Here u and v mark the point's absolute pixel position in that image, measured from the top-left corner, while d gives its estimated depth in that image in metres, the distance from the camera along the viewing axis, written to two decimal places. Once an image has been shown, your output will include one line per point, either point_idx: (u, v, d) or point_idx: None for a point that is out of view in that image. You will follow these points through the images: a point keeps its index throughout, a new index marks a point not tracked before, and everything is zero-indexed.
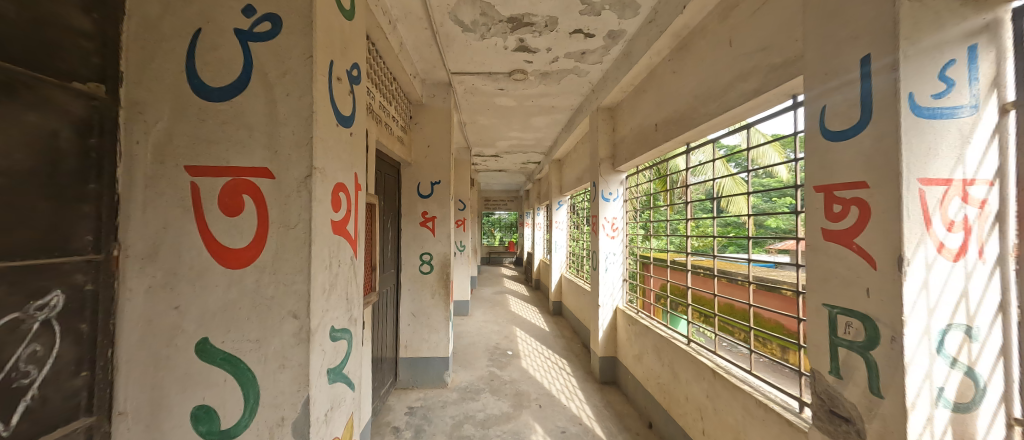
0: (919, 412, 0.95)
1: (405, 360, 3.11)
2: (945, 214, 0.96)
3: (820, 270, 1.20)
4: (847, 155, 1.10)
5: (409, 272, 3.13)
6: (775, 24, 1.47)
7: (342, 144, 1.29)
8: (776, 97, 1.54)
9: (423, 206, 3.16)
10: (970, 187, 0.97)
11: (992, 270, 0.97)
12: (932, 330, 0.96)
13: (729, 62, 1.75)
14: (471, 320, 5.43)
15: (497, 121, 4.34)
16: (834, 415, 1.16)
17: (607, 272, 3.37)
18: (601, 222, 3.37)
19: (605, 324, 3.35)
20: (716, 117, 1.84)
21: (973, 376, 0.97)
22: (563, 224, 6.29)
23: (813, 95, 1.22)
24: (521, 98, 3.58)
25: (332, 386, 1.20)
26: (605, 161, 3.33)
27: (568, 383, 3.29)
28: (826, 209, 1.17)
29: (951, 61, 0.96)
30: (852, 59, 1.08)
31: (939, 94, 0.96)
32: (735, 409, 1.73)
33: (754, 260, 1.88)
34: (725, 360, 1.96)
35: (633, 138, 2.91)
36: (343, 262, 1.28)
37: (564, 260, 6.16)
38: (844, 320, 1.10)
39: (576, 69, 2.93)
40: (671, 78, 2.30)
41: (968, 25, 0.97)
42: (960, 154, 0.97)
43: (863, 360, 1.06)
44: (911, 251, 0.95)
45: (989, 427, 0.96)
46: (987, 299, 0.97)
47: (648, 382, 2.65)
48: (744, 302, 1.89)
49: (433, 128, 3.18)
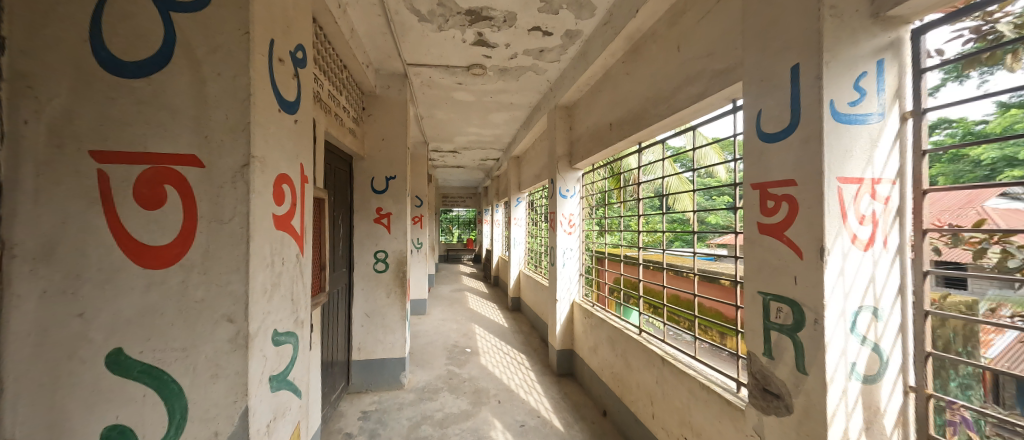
0: (837, 385, 1.07)
1: (358, 363, 2.97)
2: (858, 209, 1.09)
3: (755, 261, 1.31)
4: (779, 156, 1.21)
5: (362, 271, 2.99)
6: (718, 33, 1.58)
7: (286, 132, 1.19)
8: (718, 101, 1.66)
9: (377, 201, 3.02)
10: (877, 186, 1.11)
11: (893, 258, 1.12)
12: (847, 312, 1.09)
13: (677, 67, 1.85)
14: (429, 319, 5.30)
15: (455, 116, 4.27)
16: (767, 393, 1.27)
17: (564, 267, 3.43)
18: (559, 219, 3.43)
19: (562, 317, 3.42)
20: (665, 118, 1.95)
21: (879, 351, 1.11)
22: (521, 220, 6.34)
23: (751, 100, 1.33)
24: (480, 94, 3.55)
25: (276, 395, 1.11)
26: (562, 159, 3.40)
27: (527, 377, 3.33)
28: (761, 205, 1.28)
29: (864, 73, 1.09)
30: (783, 68, 1.19)
31: (854, 102, 1.08)
32: (681, 393, 1.85)
33: (698, 253, 2.01)
34: (673, 347, 2.09)
35: (589, 136, 3.00)
36: (287, 260, 1.18)
37: (522, 256, 6.23)
38: (776, 305, 1.22)
39: (534, 67, 2.96)
40: (624, 80, 2.40)
41: (877, 42, 1.10)
42: (870, 156, 1.10)
43: (790, 341, 1.18)
44: (831, 242, 1.07)
45: (889, 395, 1.11)
46: (889, 283, 1.12)
47: (603, 373, 2.76)
48: (689, 292, 2.03)
49: (387, 120, 3.04)
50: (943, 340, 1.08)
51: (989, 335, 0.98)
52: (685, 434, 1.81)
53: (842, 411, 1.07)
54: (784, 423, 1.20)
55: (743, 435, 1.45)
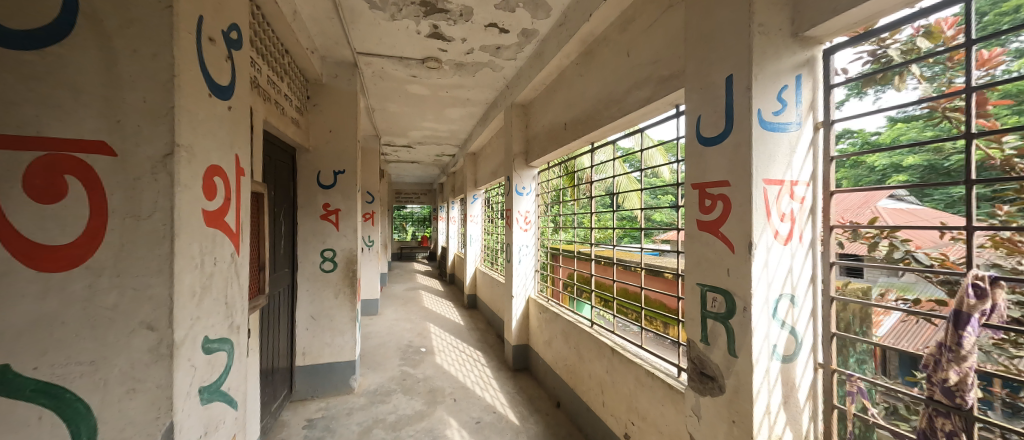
0: (761, 365, 1.20)
1: (303, 368, 2.79)
2: (779, 207, 1.22)
3: (695, 254, 1.42)
4: (716, 159, 1.33)
5: (307, 271, 2.80)
6: (663, 42, 1.68)
7: (218, 119, 1.08)
8: (663, 106, 1.77)
9: (323, 197, 2.85)
10: (795, 187, 1.24)
11: (807, 251, 1.27)
12: (770, 299, 1.21)
13: (627, 71, 1.95)
14: (381, 319, 5.11)
15: (409, 109, 4.13)
16: (703, 376, 1.39)
17: (520, 264, 3.47)
18: (515, 216, 3.46)
19: (518, 313, 3.47)
20: (616, 120, 2.04)
21: (795, 333, 1.25)
22: (478, 217, 6.25)
23: (692, 106, 1.44)
24: (435, 88, 3.47)
25: (207, 407, 1.01)
26: (518, 157, 3.43)
27: (483, 373, 3.33)
28: (700, 204, 1.40)
29: (784, 86, 1.22)
30: (719, 78, 1.30)
31: (777, 111, 1.21)
32: (629, 380, 1.96)
33: (644, 249, 2.14)
34: (622, 338, 2.20)
35: (545, 135, 3.05)
36: (220, 259, 1.08)
37: (478, 253, 6.20)
38: (712, 295, 1.34)
39: (490, 63, 2.95)
40: (578, 81, 2.47)
41: (796, 59, 1.23)
42: (789, 160, 1.24)
43: (723, 327, 1.30)
44: (757, 236, 1.19)
45: (803, 372, 1.26)
46: (803, 273, 1.27)
47: (557, 365, 2.84)
48: (637, 286, 2.15)
49: (334, 111, 2.86)
50: (844, 322, 1.24)
51: (880, 316, 1.19)
52: (632, 419, 1.92)
53: (765, 388, 1.20)
54: (717, 402, 1.32)
55: (683, 415, 1.58)
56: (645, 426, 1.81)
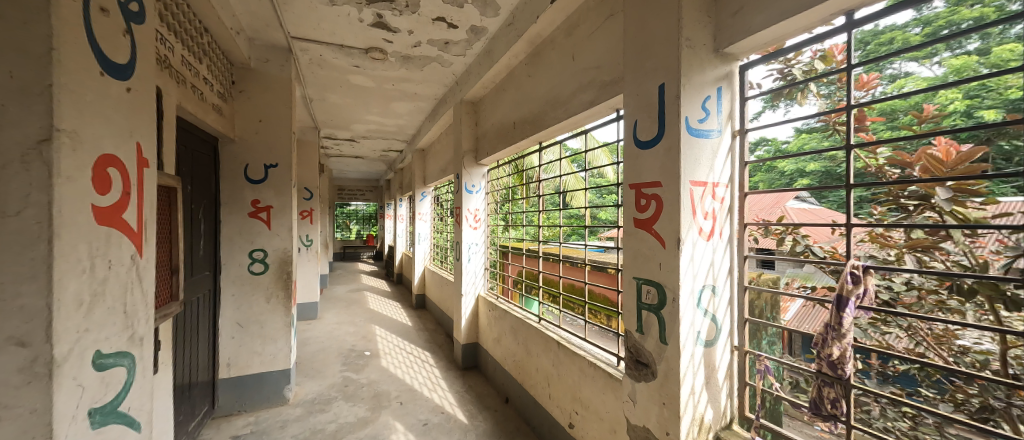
0: (687, 350, 1.31)
1: (228, 380, 2.54)
2: (703, 206, 1.33)
3: (632, 250, 1.52)
4: (650, 161, 1.43)
5: (234, 274, 2.55)
6: (604, 49, 1.77)
7: (113, 102, 0.94)
8: (604, 110, 1.86)
9: (253, 192, 2.61)
10: (717, 188, 1.37)
11: (726, 245, 1.40)
12: (695, 290, 1.33)
13: (571, 75, 2.02)
14: (321, 323, 4.79)
15: (353, 101, 3.91)
16: (639, 363, 1.49)
17: (469, 262, 3.45)
18: (464, 214, 3.43)
19: (467, 311, 3.45)
20: (562, 121, 2.11)
21: (716, 320, 1.38)
22: (427, 215, 6.10)
23: (630, 110, 1.53)
24: (380, 80, 3.32)
25: (100, 432, 0.88)
26: (468, 154, 3.40)
27: (431, 374, 3.27)
28: (637, 202, 1.49)
29: (708, 97, 1.34)
30: (652, 86, 1.40)
31: (701, 119, 1.32)
32: (573, 372, 2.04)
33: (589, 246, 2.24)
34: (567, 332, 2.28)
35: (494, 133, 3.06)
36: (116, 262, 0.94)
37: (428, 252, 6.06)
38: (646, 287, 1.45)
39: (439, 58, 2.89)
40: (526, 81, 2.52)
41: (718, 72, 1.36)
42: (711, 164, 1.36)
43: (656, 317, 1.40)
44: (684, 233, 1.29)
45: (722, 354, 1.40)
46: (723, 265, 1.40)
47: (506, 362, 2.87)
48: (582, 281, 2.24)
49: (266, 99, 2.63)
50: (757, 309, 1.39)
51: (787, 303, 1.41)
52: (576, 409, 2.00)
53: (690, 372, 1.31)
54: (650, 387, 1.43)
55: (620, 401, 1.67)
56: (588, 415, 1.90)
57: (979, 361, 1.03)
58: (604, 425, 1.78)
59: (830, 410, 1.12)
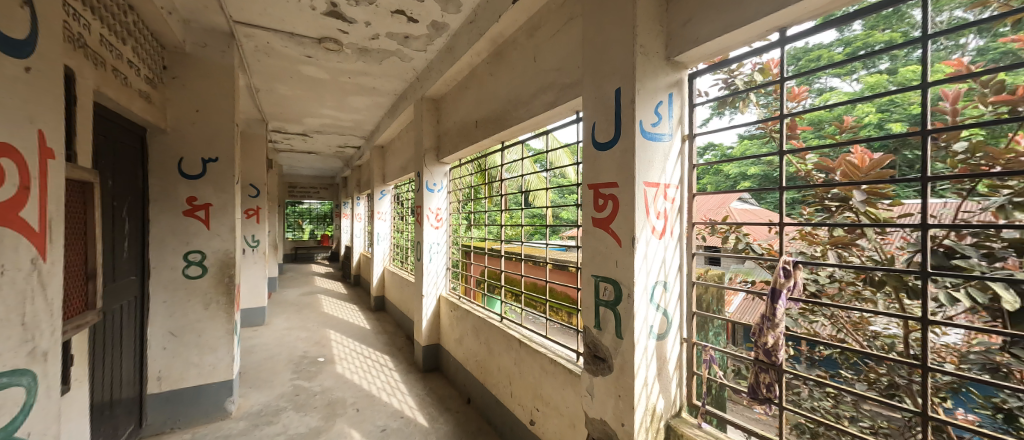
0: (640, 344, 1.36)
1: (160, 395, 2.31)
2: (656, 206, 1.40)
3: (591, 249, 1.57)
4: (607, 162, 1.48)
5: (166, 278, 2.32)
6: (563, 51, 1.81)
7: (7, 84, 0.82)
8: (564, 111, 1.90)
9: (188, 188, 2.39)
10: (668, 189, 1.44)
11: (677, 243, 1.48)
12: (648, 286, 1.39)
13: (533, 75, 2.04)
14: (269, 329, 4.49)
15: (305, 93, 3.70)
16: (597, 358, 1.54)
17: (431, 262, 3.38)
18: (425, 213, 3.35)
19: (428, 312, 3.38)
20: (523, 121, 2.13)
21: (667, 314, 1.45)
22: (386, 215, 5.91)
23: (588, 112, 1.57)
24: (335, 72, 3.16)
25: None
26: (429, 152, 3.33)
27: (390, 378, 3.17)
28: (595, 202, 1.54)
29: (660, 102, 1.40)
30: (609, 91, 1.45)
31: (654, 123, 1.39)
32: (534, 369, 2.06)
33: (550, 244, 2.27)
34: (529, 330, 2.30)
35: (456, 131, 3.02)
36: (10, 267, 0.82)
37: (387, 252, 5.87)
38: (603, 284, 1.50)
39: (399, 53, 2.80)
40: (488, 80, 2.51)
41: (670, 79, 1.43)
42: (663, 165, 1.43)
43: (612, 313, 1.45)
44: (639, 232, 1.35)
45: (673, 346, 1.47)
46: (674, 262, 1.47)
47: (468, 362, 2.85)
48: (543, 279, 2.27)
49: (204, 87, 2.42)
50: (705, 303, 1.47)
51: (732, 296, 1.56)
52: (537, 406, 2.03)
53: (644, 364, 1.37)
54: (606, 380, 1.48)
55: (579, 396, 1.72)
56: (548, 411, 1.93)
57: (887, 344, 1.16)
58: (563, 420, 1.82)
59: (765, 394, 1.21)
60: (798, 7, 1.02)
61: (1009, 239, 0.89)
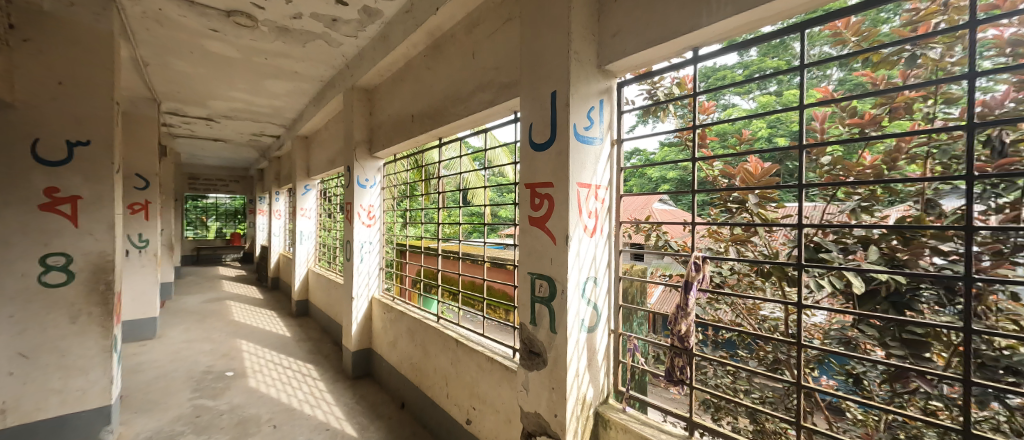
0: (573, 337, 1.43)
1: (4, 432, 1.87)
2: (588, 206, 1.47)
3: (528, 247, 1.61)
4: (543, 162, 1.52)
5: (11, 287, 1.87)
6: (502, 51, 1.82)
7: None
8: (502, 111, 1.91)
9: (45, 177, 1.95)
10: (598, 190, 1.52)
11: (606, 241, 1.57)
12: (580, 282, 1.46)
13: (471, 72, 2.02)
14: (163, 343, 3.86)
15: (210, 72, 3.24)
16: (532, 353, 1.58)
17: (362, 262, 3.18)
18: (355, 210, 3.14)
19: (359, 315, 3.18)
20: (461, 118, 2.09)
21: (598, 308, 1.54)
22: (311, 211, 5.42)
23: (526, 113, 1.60)
24: (248, 51, 2.81)
25: None
26: (361, 145, 3.13)
27: (314, 388, 2.92)
28: (532, 201, 1.58)
29: (592, 107, 1.47)
30: (545, 94, 1.49)
31: (586, 127, 1.45)
32: (471, 368, 2.05)
33: (488, 243, 2.26)
34: (466, 329, 2.28)
35: (390, 124, 2.88)
36: None
37: (312, 252, 5.41)
38: (539, 281, 1.54)
39: (325, 36, 2.59)
40: (425, 73, 2.42)
41: (601, 87, 1.51)
42: (595, 168, 1.50)
43: (547, 309, 1.50)
44: (572, 230, 1.41)
45: (603, 338, 1.56)
46: (603, 259, 1.56)
47: (402, 366, 2.74)
48: (481, 278, 2.25)
49: (70, 54, 1.99)
50: (630, 296, 1.60)
51: (653, 288, 1.71)
52: (473, 404, 2.02)
53: (575, 356, 1.44)
54: (540, 374, 1.53)
55: (515, 391, 1.75)
56: (484, 409, 1.94)
57: (772, 326, 1.37)
58: (500, 417, 1.83)
59: (679, 376, 1.35)
60: (708, 31, 1.14)
61: (858, 236, 1.09)
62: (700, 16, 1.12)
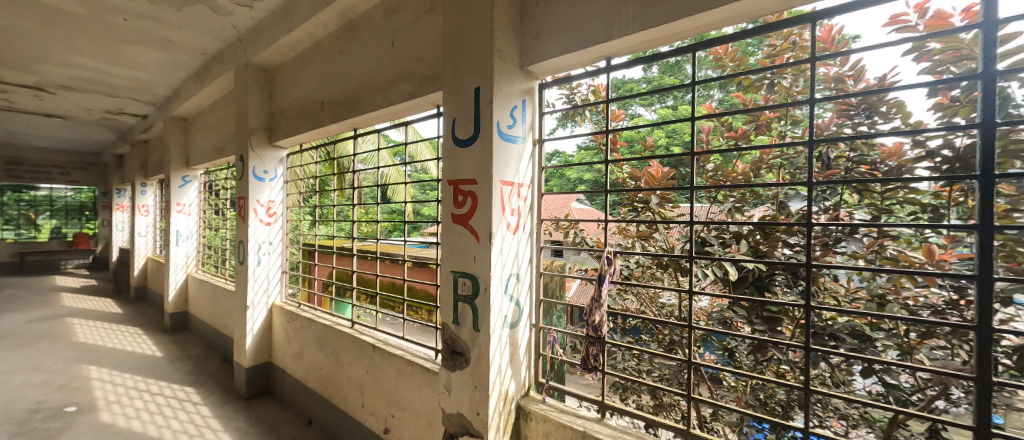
0: (495, 334, 1.44)
1: None
2: (511, 204, 1.49)
3: (451, 246, 1.58)
4: (467, 158, 1.50)
5: None
6: (424, 41, 1.74)
7: None
8: (425, 104, 1.84)
9: None
10: (521, 188, 1.55)
11: (528, 238, 1.61)
12: (503, 279, 1.47)
13: (390, 60, 1.90)
14: None
15: (36, 26, 2.51)
16: (454, 353, 1.56)
17: (259, 265, 2.79)
18: (250, 206, 2.74)
19: (256, 326, 2.78)
20: (379, 108, 1.96)
21: (520, 304, 1.57)
22: (191, 207, 4.58)
23: (448, 108, 1.56)
24: (98, 7, 2.25)
25: None
26: (258, 132, 2.74)
27: (195, 415, 2.48)
28: (454, 198, 1.55)
29: (515, 106, 1.50)
30: (469, 90, 1.47)
31: (509, 125, 1.47)
32: (389, 374, 1.94)
33: (409, 242, 2.15)
34: (384, 333, 2.15)
35: (295, 110, 2.57)
36: None
37: (193, 254, 4.58)
38: (461, 280, 1.52)
39: (210, 2, 2.20)
40: (337, 57, 2.21)
41: (524, 87, 1.55)
42: (517, 166, 1.53)
43: (470, 307, 1.49)
44: (495, 228, 1.42)
45: (524, 333, 1.60)
46: (525, 256, 1.60)
47: (309, 379, 2.47)
48: (400, 278, 2.13)
49: None
50: (550, 290, 1.66)
51: (571, 282, 1.81)
52: (392, 412, 1.92)
53: (498, 353, 1.45)
54: (463, 373, 1.51)
55: (436, 394, 1.70)
56: (404, 415, 1.85)
57: (669, 311, 1.55)
58: (420, 421, 1.77)
59: (593, 363, 1.44)
60: (618, 43, 1.24)
61: (732, 232, 1.28)
62: (612, 28, 1.21)
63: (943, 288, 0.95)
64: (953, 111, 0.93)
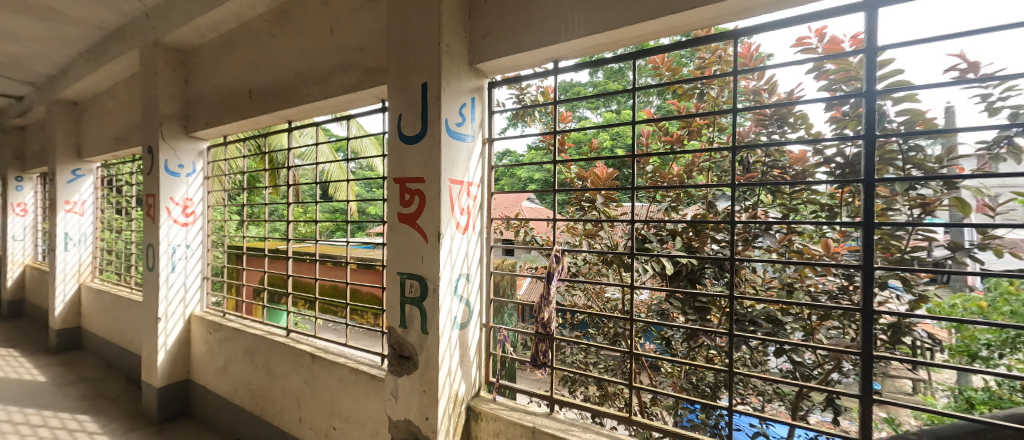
0: (444, 335, 1.40)
1: None
2: (460, 203, 1.47)
3: (397, 247, 1.51)
4: (414, 155, 1.45)
5: None
6: (366, 31, 1.65)
7: None
8: (368, 97, 1.74)
9: None
10: (471, 187, 1.53)
11: (478, 237, 1.59)
12: (452, 279, 1.44)
13: (329, 49, 1.78)
14: None
15: None
16: (401, 357, 1.50)
17: (174, 271, 2.47)
18: (162, 204, 2.42)
19: (170, 340, 2.46)
20: (317, 100, 1.82)
21: (470, 305, 1.55)
22: (82, 205, 3.94)
23: (394, 103, 1.50)
24: None
25: None
26: (171, 121, 2.42)
27: None
28: (400, 197, 1.49)
29: (464, 104, 1.47)
30: (415, 85, 1.42)
31: (458, 123, 1.44)
32: (330, 383, 1.82)
33: (352, 242, 2.03)
34: (324, 340, 2.01)
35: (217, 97, 2.30)
36: None
37: (86, 261, 3.95)
38: (409, 281, 1.47)
39: None
40: (268, 41, 2.02)
41: (473, 85, 1.53)
42: (466, 165, 1.51)
43: (418, 309, 1.44)
44: (444, 227, 1.39)
45: (474, 333, 1.58)
46: (475, 255, 1.58)
47: (237, 395, 2.24)
48: (343, 282, 1.99)
49: None
50: (501, 289, 1.67)
51: (522, 280, 1.82)
52: (333, 424, 1.80)
53: (447, 354, 1.42)
54: (411, 378, 1.46)
55: (382, 401, 1.63)
56: (347, 426, 1.75)
57: (613, 305, 1.62)
58: (364, 431, 1.68)
59: (542, 359, 1.46)
60: (565, 45, 1.27)
61: (668, 229, 1.38)
62: (559, 31, 1.23)
63: (837, 276, 1.11)
64: (845, 123, 1.09)
